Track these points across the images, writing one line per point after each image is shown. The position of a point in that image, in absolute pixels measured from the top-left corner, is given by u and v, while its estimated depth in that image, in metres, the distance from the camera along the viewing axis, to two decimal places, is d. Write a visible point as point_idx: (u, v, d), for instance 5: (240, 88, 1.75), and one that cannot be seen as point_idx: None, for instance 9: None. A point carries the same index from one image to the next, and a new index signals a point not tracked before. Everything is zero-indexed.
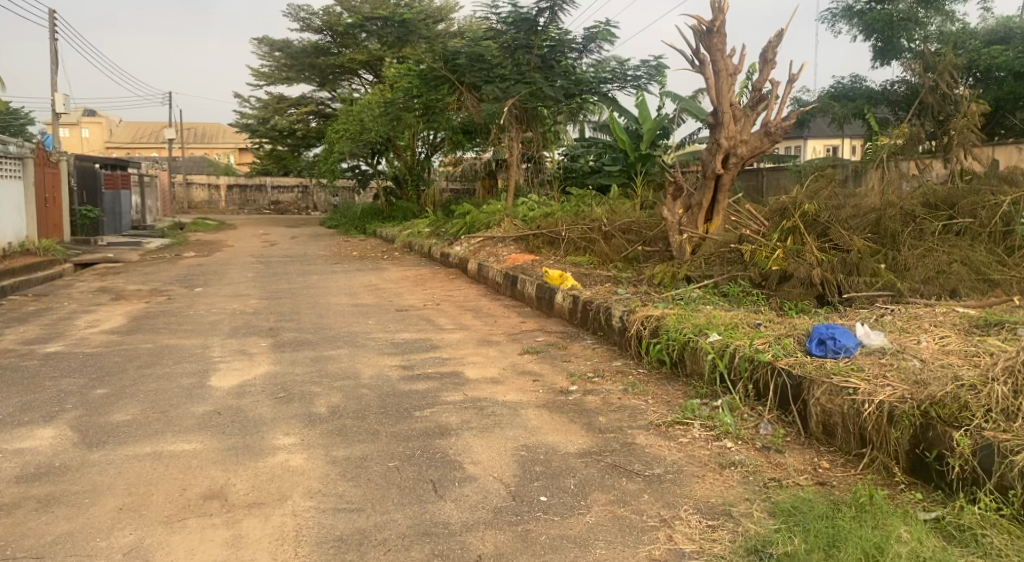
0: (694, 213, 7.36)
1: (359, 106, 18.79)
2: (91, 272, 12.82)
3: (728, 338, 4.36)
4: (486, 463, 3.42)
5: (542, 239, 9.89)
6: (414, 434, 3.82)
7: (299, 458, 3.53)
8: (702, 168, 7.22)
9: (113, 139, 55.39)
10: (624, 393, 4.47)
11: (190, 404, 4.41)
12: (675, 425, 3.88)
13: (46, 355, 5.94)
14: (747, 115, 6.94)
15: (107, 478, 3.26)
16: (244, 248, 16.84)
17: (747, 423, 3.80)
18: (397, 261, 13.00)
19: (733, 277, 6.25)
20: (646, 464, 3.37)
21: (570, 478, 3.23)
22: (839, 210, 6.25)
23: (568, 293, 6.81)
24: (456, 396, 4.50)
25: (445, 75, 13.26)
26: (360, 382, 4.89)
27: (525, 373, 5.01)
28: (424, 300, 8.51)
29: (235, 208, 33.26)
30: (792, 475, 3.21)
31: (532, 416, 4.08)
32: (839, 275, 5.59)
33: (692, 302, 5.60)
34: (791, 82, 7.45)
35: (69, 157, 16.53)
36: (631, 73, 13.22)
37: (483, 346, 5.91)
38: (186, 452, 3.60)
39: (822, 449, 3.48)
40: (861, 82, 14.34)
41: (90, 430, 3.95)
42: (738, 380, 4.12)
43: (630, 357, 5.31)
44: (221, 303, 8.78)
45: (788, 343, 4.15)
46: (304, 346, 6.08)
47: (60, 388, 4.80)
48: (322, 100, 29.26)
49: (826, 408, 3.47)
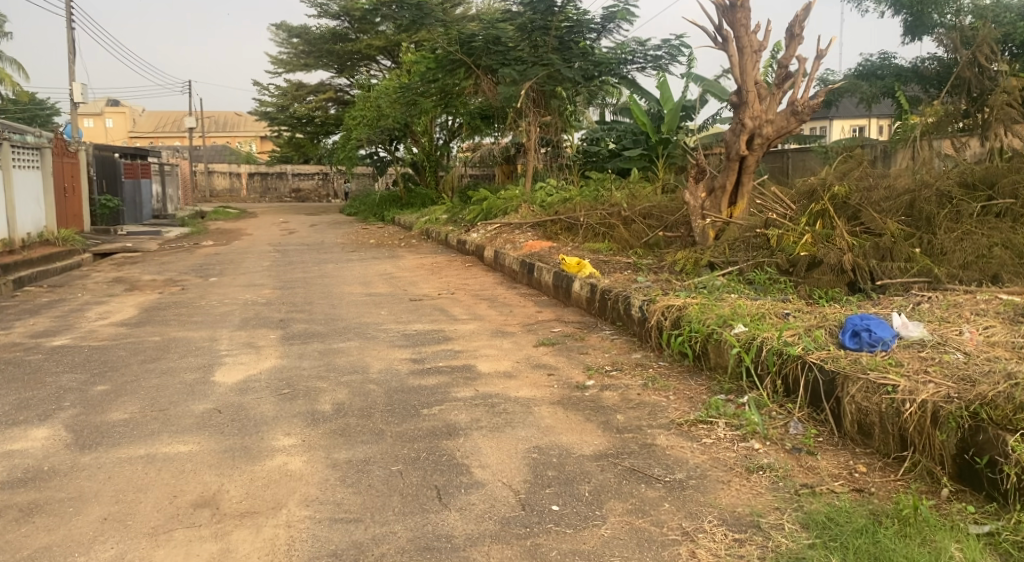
0: (717, 197, 7.04)
1: (377, 91, 18.61)
2: (110, 262, 12.78)
3: (755, 330, 4.09)
4: (495, 467, 3.20)
5: (560, 225, 9.61)
6: (420, 434, 3.61)
7: (298, 461, 3.34)
8: (726, 150, 6.91)
9: (137, 129, 55.72)
10: (644, 389, 4.22)
11: (190, 402, 4.24)
12: (698, 424, 3.63)
13: (52, 348, 5.83)
14: (773, 93, 6.62)
15: (96, 484, 3.12)
16: (263, 237, 16.77)
17: (775, 422, 3.54)
18: (414, 248, 12.81)
19: (759, 263, 5.95)
20: (667, 468, 3.13)
21: (585, 484, 3.00)
22: (871, 192, 5.93)
23: (586, 282, 6.56)
24: (467, 392, 4.28)
25: (461, 59, 12.97)
26: (367, 376, 4.69)
27: (540, 367, 4.78)
28: (439, 289, 8.30)
29: (256, 196, 33.30)
30: (826, 481, 2.95)
31: (546, 415, 3.85)
32: (871, 260, 5.29)
33: (716, 291, 5.32)
34: (819, 59, 7.11)
35: (88, 146, 16.53)
36: (652, 53, 12.86)
37: (496, 337, 5.68)
38: (180, 455, 3.43)
39: (857, 451, 3.21)
40: (890, 59, 13.78)
41: (84, 430, 3.81)
42: (764, 374, 3.86)
43: (651, 348, 5.06)
44: (234, 293, 8.65)
45: (819, 335, 3.86)
46: (313, 339, 5.90)
47: (60, 385, 4.67)
48: (341, 87, 29.41)
49: (862, 407, 3.20)
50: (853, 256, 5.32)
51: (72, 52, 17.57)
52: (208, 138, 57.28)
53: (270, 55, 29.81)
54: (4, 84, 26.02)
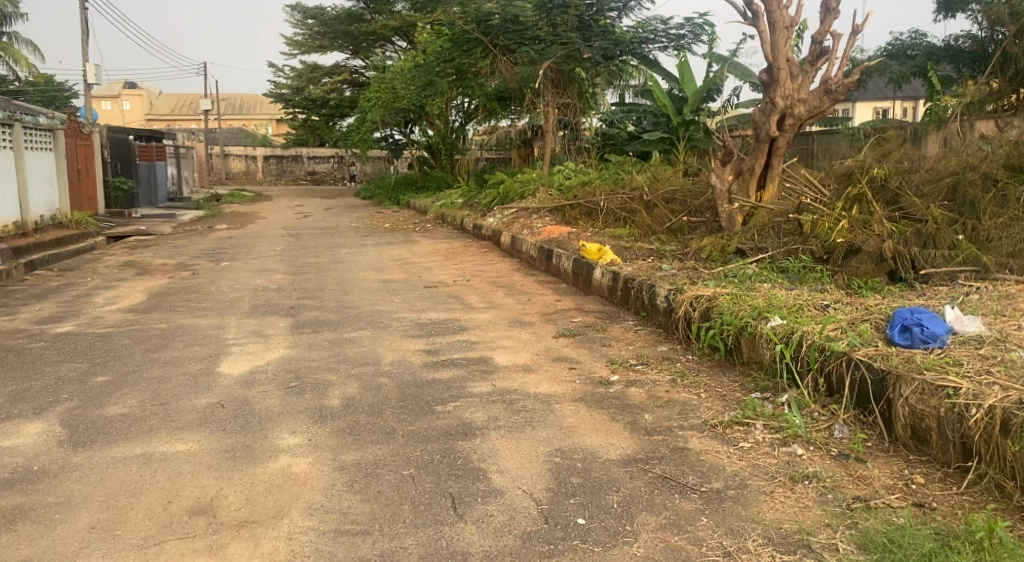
0: (745, 180, 6.70)
1: (392, 72, 18.31)
2: (123, 246, 12.63)
3: (793, 324, 3.79)
4: (515, 473, 2.95)
5: (579, 209, 9.29)
6: (433, 434, 3.37)
7: (303, 464, 3.11)
8: (755, 131, 6.56)
9: (154, 111, 55.74)
10: (673, 385, 3.96)
11: (193, 395, 4.03)
12: (733, 425, 3.35)
13: (55, 335, 5.65)
14: (805, 71, 6.27)
15: (86, 487, 2.92)
16: (278, 220, 16.61)
17: (818, 425, 3.25)
18: (428, 233, 12.57)
19: (792, 251, 5.63)
20: (702, 477, 2.86)
21: (613, 495, 2.74)
22: (911, 175, 5.59)
23: (607, 269, 6.29)
24: (484, 387, 4.04)
25: (478, 37, 12.56)
26: (379, 369, 4.46)
27: (561, 360, 4.53)
28: (454, 276, 8.05)
29: (272, 178, 33.16)
30: (880, 493, 2.66)
31: (569, 413, 3.60)
32: (913, 247, 4.98)
33: (747, 280, 5.01)
34: (855, 34, 6.74)
35: (102, 128, 16.37)
36: (675, 32, 12.43)
37: (515, 328, 5.42)
38: (178, 454, 3.22)
39: (912, 458, 2.92)
40: (922, 38, 13.28)
41: (79, 425, 3.61)
42: (804, 371, 3.57)
43: (677, 341, 4.78)
44: (245, 279, 8.44)
45: (865, 330, 3.56)
46: (324, 327, 5.66)
47: (58, 375, 4.48)
48: (356, 69, 29.18)
49: (917, 410, 2.91)
50: (893, 244, 5.00)
51: (85, 33, 17.38)
52: (224, 121, 57.26)
53: (285, 36, 29.60)
54: (20, 65, 25.95)
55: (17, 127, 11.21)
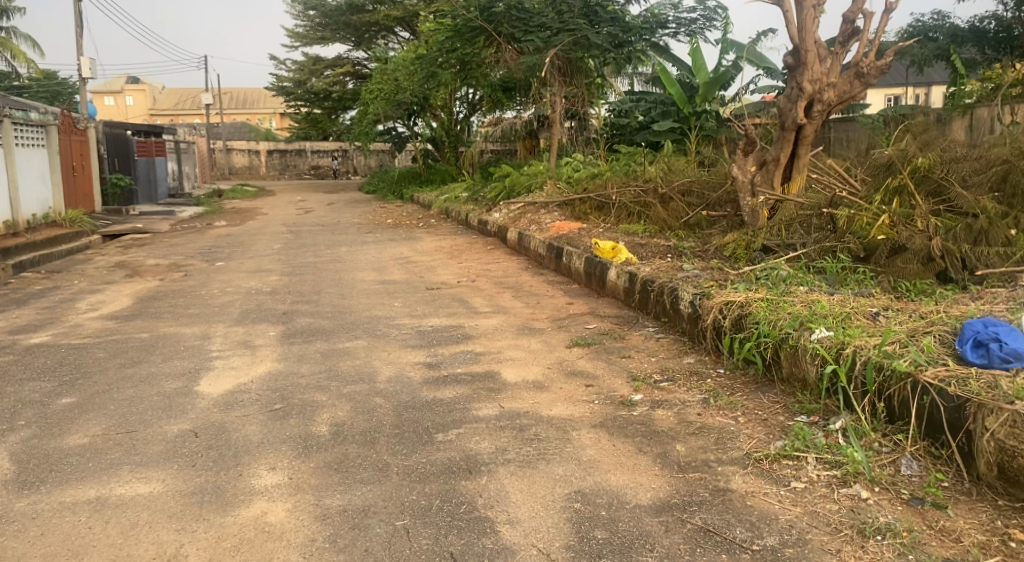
0: (769, 171, 6.17)
1: (393, 63, 17.83)
2: (118, 244, 12.20)
3: (843, 336, 3.30)
4: (529, 524, 2.50)
5: (589, 203, 8.80)
6: (433, 471, 2.91)
7: (280, 511, 2.65)
8: (780, 119, 6.04)
9: (156, 106, 55.19)
10: (704, 407, 3.48)
11: (164, 422, 3.58)
12: (781, 459, 2.88)
13: (28, 348, 5.21)
14: (835, 53, 5.72)
15: (21, 546, 2.47)
16: (279, 216, 16.15)
17: (881, 459, 2.79)
18: (432, 229, 12.11)
19: (826, 249, 5.13)
20: (752, 529, 2.42)
21: (647, 554, 2.31)
22: (957, 164, 5.03)
23: (623, 270, 5.81)
24: (490, 410, 3.57)
25: (481, 26, 11.87)
26: (374, 387, 4.00)
27: (576, 376, 4.05)
28: (458, 276, 7.58)
29: (275, 173, 32.64)
30: (972, 555, 2.23)
31: (588, 443, 3.13)
32: (962, 243, 4.49)
33: (782, 282, 4.51)
34: (889, 13, 6.21)
35: (98, 123, 15.94)
36: (686, 16, 11.86)
37: (523, 336, 4.94)
38: (137, 499, 2.77)
39: (1001, 504, 2.47)
40: (945, 19, 12.67)
41: (31, 461, 3.16)
42: (860, 393, 3.08)
43: (705, 352, 4.30)
44: (238, 281, 7.98)
45: (930, 345, 3.07)
46: (317, 337, 5.21)
47: (19, 397, 4.03)
48: (359, 61, 28.71)
49: (1006, 447, 2.46)
50: (941, 240, 4.50)
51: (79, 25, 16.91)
52: (227, 115, 56.83)
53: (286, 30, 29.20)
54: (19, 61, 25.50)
55: (6, 122, 10.72)
